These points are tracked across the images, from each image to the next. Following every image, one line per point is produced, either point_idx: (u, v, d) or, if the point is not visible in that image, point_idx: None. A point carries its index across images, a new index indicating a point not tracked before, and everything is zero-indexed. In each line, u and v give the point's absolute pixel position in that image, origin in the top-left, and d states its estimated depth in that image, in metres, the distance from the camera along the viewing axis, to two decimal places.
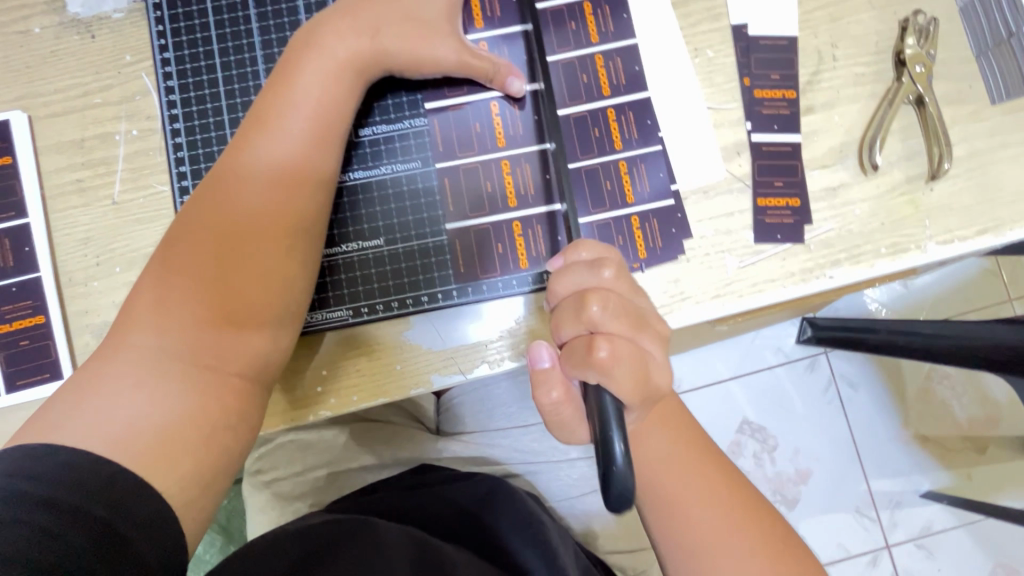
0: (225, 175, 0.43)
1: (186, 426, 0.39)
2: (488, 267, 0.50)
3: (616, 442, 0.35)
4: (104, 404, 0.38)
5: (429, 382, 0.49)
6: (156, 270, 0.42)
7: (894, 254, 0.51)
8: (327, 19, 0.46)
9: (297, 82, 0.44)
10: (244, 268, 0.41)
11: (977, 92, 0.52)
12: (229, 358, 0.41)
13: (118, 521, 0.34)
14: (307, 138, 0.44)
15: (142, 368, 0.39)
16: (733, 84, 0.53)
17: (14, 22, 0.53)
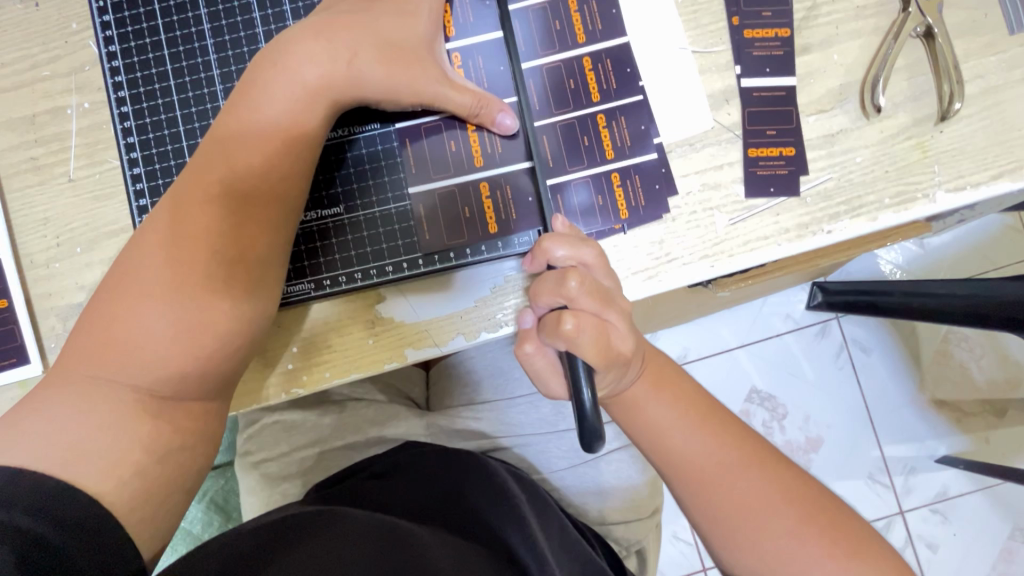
0: (179, 196, 0.41)
1: (133, 450, 0.38)
2: (456, 233, 0.47)
3: (584, 390, 0.37)
4: (52, 423, 0.37)
5: (403, 356, 0.48)
6: (112, 287, 0.40)
7: (899, 205, 0.47)
8: (300, 34, 0.42)
9: (262, 104, 0.41)
10: (193, 296, 0.39)
11: (993, 21, 0.47)
12: (186, 386, 0.40)
13: (44, 530, 0.33)
14: (270, 163, 0.41)
15: (98, 395, 0.38)
16: (721, 24, 0.48)
17: None
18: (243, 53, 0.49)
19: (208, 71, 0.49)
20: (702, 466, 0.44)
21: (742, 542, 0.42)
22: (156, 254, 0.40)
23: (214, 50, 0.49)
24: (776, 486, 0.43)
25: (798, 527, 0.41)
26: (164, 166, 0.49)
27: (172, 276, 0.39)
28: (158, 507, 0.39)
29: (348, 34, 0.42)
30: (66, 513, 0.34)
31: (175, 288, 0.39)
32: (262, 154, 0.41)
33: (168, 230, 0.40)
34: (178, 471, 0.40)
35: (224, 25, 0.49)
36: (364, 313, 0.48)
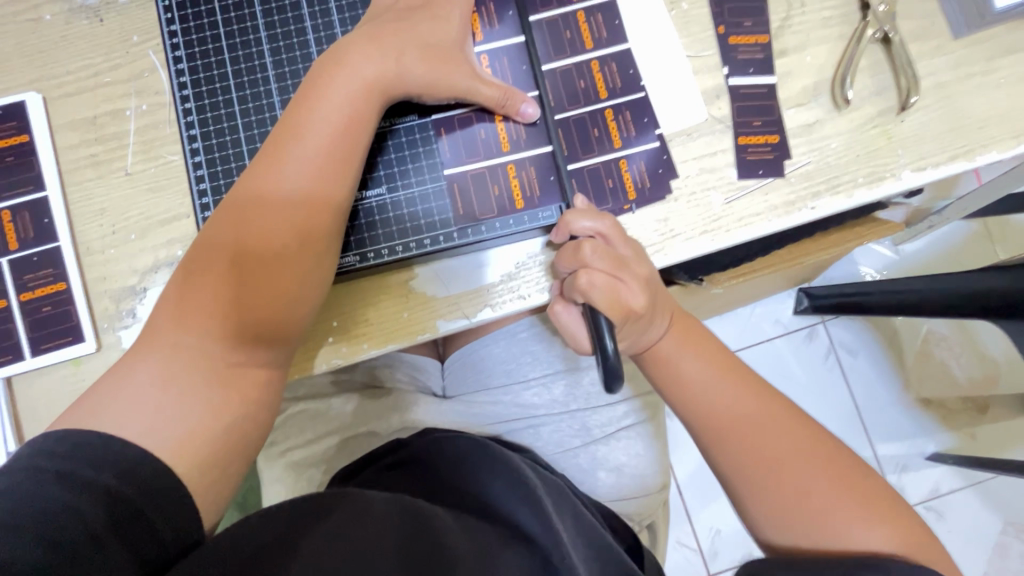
0: (254, 186, 0.45)
1: (204, 410, 0.42)
2: (486, 209, 0.52)
3: (608, 339, 0.44)
4: (139, 391, 0.41)
5: (436, 327, 0.52)
6: (192, 272, 0.45)
7: (872, 183, 0.54)
8: (356, 41, 0.47)
9: (320, 106, 0.46)
10: (266, 275, 0.44)
11: (940, 28, 0.55)
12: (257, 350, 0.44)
13: (126, 489, 0.37)
14: (329, 156, 0.46)
15: (179, 365, 0.42)
16: (709, 32, 0.55)
17: (27, 10, 0.56)
18: (296, 57, 0.55)
19: (264, 71, 0.54)
20: (726, 415, 0.49)
21: (764, 483, 0.47)
22: (232, 240, 0.44)
23: (269, 54, 0.55)
24: (797, 437, 0.48)
25: (815, 476, 0.46)
26: (223, 155, 0.54)
27: (247, 260, 0.44)
28: (218, 467, 0.42)
29: (390, 42, 0.48)
30: (142, 475, 0.38)
31: (252, 267, 0.44)
32: (322, 150, 0.46)
33: (244, 217, 0.45)
34: (238, 431, 0.43)
35: (278, 33, 0.55)
36: (401, 288, 0.53)
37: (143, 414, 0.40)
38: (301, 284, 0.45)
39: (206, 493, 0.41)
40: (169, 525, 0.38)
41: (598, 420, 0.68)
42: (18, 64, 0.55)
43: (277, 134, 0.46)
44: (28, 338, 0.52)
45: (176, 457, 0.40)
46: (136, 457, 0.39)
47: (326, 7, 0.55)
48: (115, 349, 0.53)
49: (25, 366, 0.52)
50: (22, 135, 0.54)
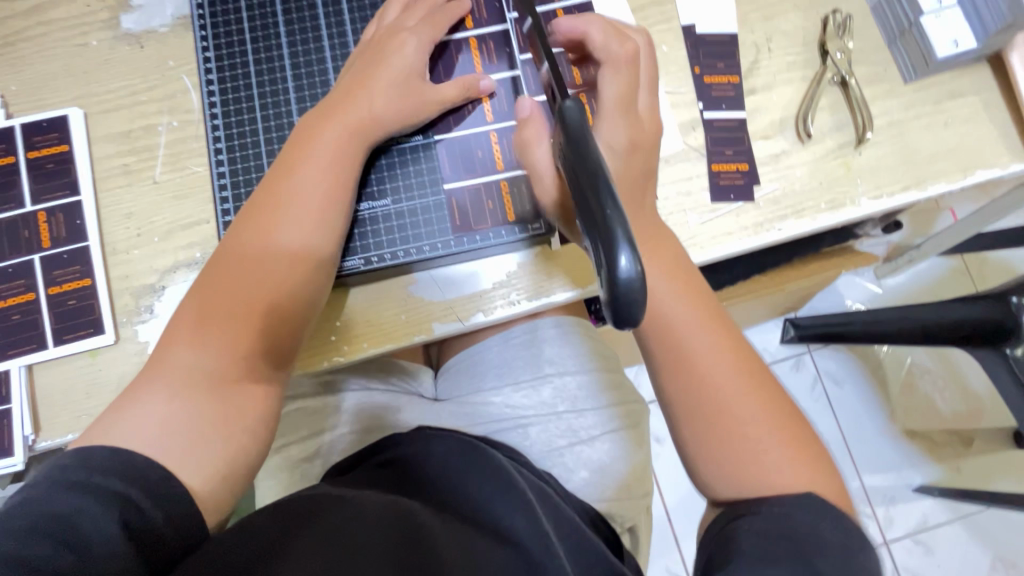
0: (253, 223, 0.51)
1: (210, 413, 0.46)
2: (481, 220, 0.57)
3: (625, 251, 0.27)
4: (145, 410, 0.45)
5: (431, 329, 0.57)
6: (196, 301, 0.49)
7: (834, 208, 0.59)
8: (345, 92, 0.54)
9: (314, 151, 0.52)
10: (263, 300, 0.49)
11: (891, 74, 0.62)
12: (251, 382, 0.49)
13: (133, 493, 0.41)
14: (317, 214, 0.51)
15: (180, 384, 0.46)
16: (686, 72, 0.62)
17: (76, 36, 0.62)
18: (315, 82, 0.61)
19: (286, 94, 0.60)
20: (706, 370, 0.48)
21: (725, 441, 0.47)
22: (232, 271, 0.50)
23: (292, 79, 0.61)
24: (770, 408, 0.48)
25: (776, 451, 0.46)
26: (245, 166, 0.59)
27: (246, 288, 0.49)
28: (223, 463, 0.46)
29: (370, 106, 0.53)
30: (149, 481, 0.42)
31: (250, 294, 0.49)
32: (310, 208, 0.51)
33: (244, 251, 0.50)
34: (245, 423, 0.48)
35: (301, 61, 0.61)
36: (398, 294, 0.58)
37: (152, 427, 0.44)
38: (289, 326, 0.51)
39: (209, 488, 0.45)
40: (175, 524, 0.42)
41: (584, 426, 0.71)
42: (63, 83, 0.61)
43: (274, 175, 0.52)
44: (52, 329, 0.56)
45: (182, 461, 0.44)
46: (143, 465, 0.42)
47: (345, 40, 0.62)
48: (132, 341, 0.57)
49: (47, 355, 0.56)
50: (61, 145, 0.59)
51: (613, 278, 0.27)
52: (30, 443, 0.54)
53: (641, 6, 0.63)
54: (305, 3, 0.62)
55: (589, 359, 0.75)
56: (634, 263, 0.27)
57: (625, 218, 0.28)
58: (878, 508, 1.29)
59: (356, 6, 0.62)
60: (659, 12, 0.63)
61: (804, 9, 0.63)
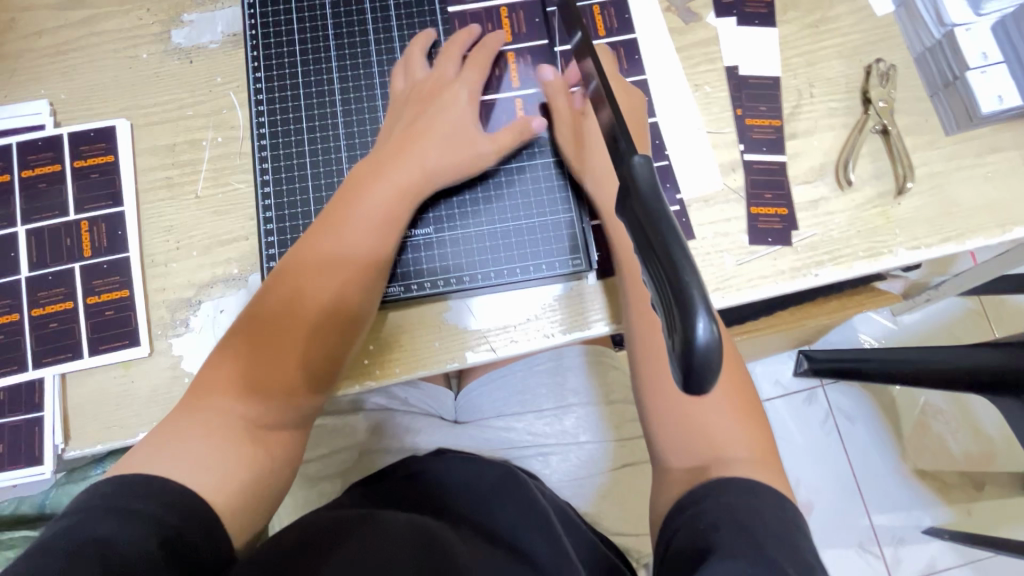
0: (325, 222, 0.53)
1: (246, 443, 0.47)
2: (521, 255, 0.58)
3: (701, 317, 0.26)
4: (186, 437, 0.46)
5: (463, 357, 0.57)
6: (266, 295, 0.51)
7: (871, 257, 0.59)
8: (419, 108, 0.57)
9: (384, 158, 0.54)
10: (319, 297, 0.50)
11: (933, 125, 0.62)
12: (279, 416, 0.49)
13: (172, 518, 0.41)
14: (367, 245, 0.52)
15: (227, 401, 0.48)
16: (728, 114, 0.62)
17: (126, 49, 0.63)
18: (363, 107, 0.61)
19: (334, 119, 0.61)
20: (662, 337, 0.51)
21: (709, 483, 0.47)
22: (298, 266, 0.51)
23: (340, 104, 0.61)
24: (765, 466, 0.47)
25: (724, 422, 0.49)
26: (290, 188, 0.59)
27: (306, 286, 0.51)
28: (254, 491, 0.47)
29: (421, 144, 0.54)
30: (186, 508, 0.42)
31: (312, 293, 0.50)
32: (373, 221, 0.52)
33: (311, 248, 0.52)
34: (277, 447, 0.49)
35: (351, 87, 0.61)
36: (432, 320, 0.58)
37: (188, 457, 0.45)
38: (329, 356, 0.51)
39: (240, 513, 0.45)
40: (210, 545, 0.42)
41: (603, 456, 0.71)
42: (112, 94, 0.62)
43: (348, 182, 0.54)
44: (86, 339, 0.56)
45: (216, 493, 0.44)
46: (177, 493, 0.43)
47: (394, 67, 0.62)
48: (166, 354, 0.57)
49: (82, 364, 0.56)
50: (107, 155, 0.60)
51: (690, 345, 0.26)
52: (60, 451, 0.55)
53: (685, 46, 0.63)
54: (356, 27, 0.63)
55: (613, 390, 0.74)
56: (710, 326, 0.27)
57: (702, 285, 0.27)
58: (887, 548, 1.28)
59: (406, 33, 0.63)
60: (703, 53, 0.63)
61: (848, 56, 0.63)
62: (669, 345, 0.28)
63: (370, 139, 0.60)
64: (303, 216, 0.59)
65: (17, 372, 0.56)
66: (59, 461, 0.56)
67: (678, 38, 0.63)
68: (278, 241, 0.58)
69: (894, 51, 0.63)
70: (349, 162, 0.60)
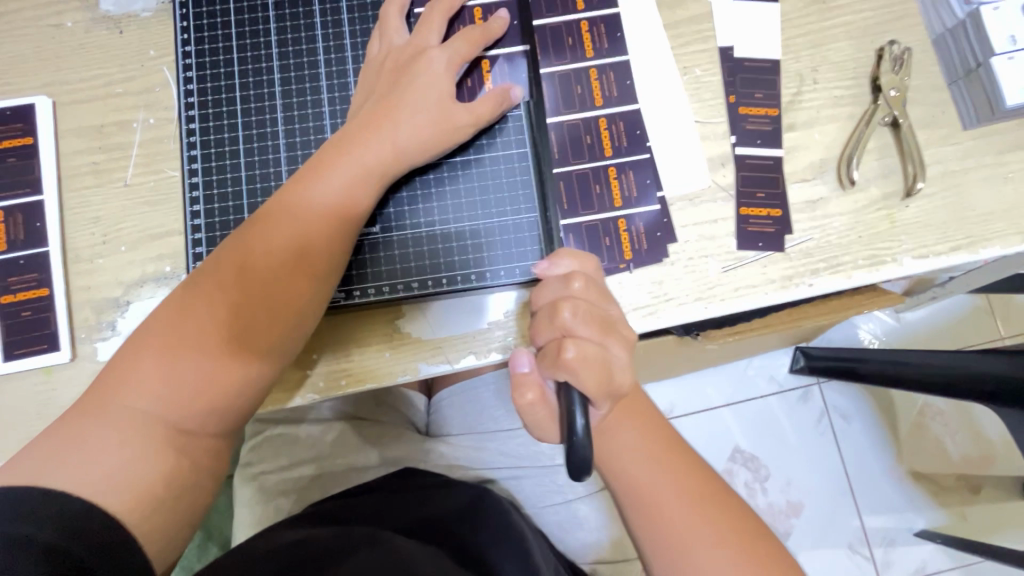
0: (299, 177, 0.47)
1: (167, 452, 0.41)
2: (483, 260, 0.52)
3: (578, 414, 0.39)
4: (97, 449, 0.40)
5: (417, 370, 0.52)
6: (225, 252, 0.45)
7: (872, 266, 0.53)
8: (409, 59, 0.50)
9: (369, 112, 0.48)
10: (277, 264, 0.45)
11: (949, 118, 0.55)
12: (204, 420, 0.43)
13: (74, 548, 0.37)
14: (320, 228, 0.46)
15: (161, 381, 0.41)
16: (720, 100, 0.56)
17: (49, 16, 0.57)
18: (305, 88, 0.54)
19: (272, 99, 0.54)
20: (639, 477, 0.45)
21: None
22: (262, 224, 0.45)
23: (279, 83, 0.54)
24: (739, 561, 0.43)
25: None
26: (221, 178, 0.53)
27: (267, 247, 0.45)
28: (176, 514, 0.41)
29: (394, 113, 0.48)
30: (92, 531, 0.38)
31: (271, 259, 0.45)
32: (343, 184, 0.47)
33: (280, 204, 0.46)
34: (203, 455, 0.43)
35: (291, 63, 0.55)
36: (384, 329, 0.52)
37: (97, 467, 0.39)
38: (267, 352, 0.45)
39: (159, 532, 0.41)
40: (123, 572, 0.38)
41: None
42: (32, 67, 0.56)
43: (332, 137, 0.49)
44: (3, 341, 0.52)
45: (128, 512, 0.39)
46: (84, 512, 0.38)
47: (340, 40, 0.55)
48: (90, 360, 0.52)
49: None
50: (27, 138, 0.54)
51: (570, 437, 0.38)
52: None
53: (674, 22, 0.56)
54: None
55: None
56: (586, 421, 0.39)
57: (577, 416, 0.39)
58: (877, 551, 1.24)
59: (356, 3, 0.56)
60: (694, 31, 0.56)
61: (857, 37, 0.56)
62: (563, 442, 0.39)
63: (311, 124, 0.54)
64: (234, 212, 0.53)
65: None
66: None
67: (666, 13, 0.56)
68: (206, 237, 0.52)
69: (909, 32, 0.56)
70: (287, 150, 0.54)
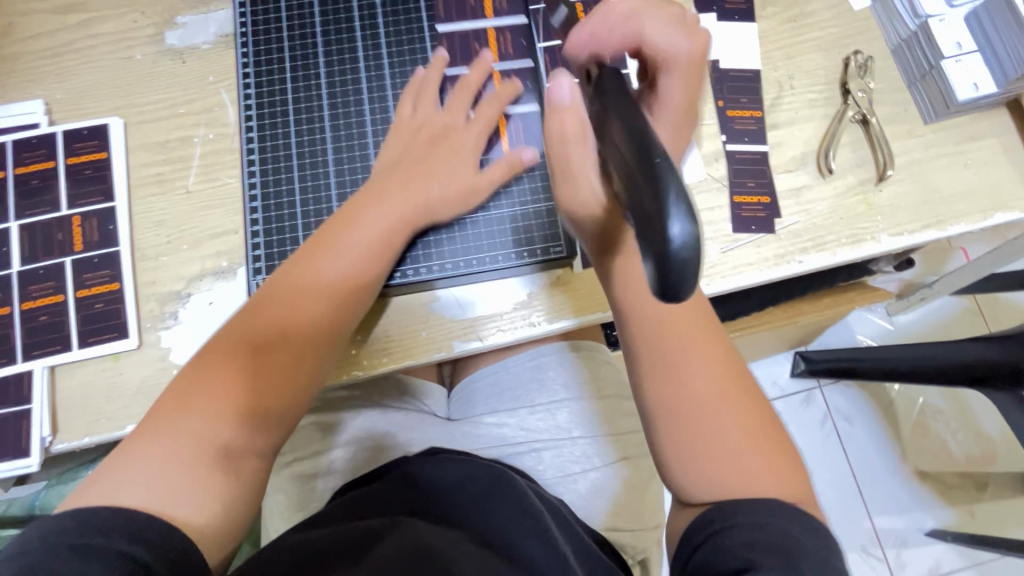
0: (330, 230, 0.53)
1: (218, 471, 0.44)
2: (506, 241, 0.58)
3: (674, 223, 0.28)
4: (154, 470, 0.43)
5: (451, 347, 0.57)
6: (259, 301, 0.50)
7: (854, 243, 0.60)
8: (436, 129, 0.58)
9: (399, 172, 0.56)
10: (310, 309, 0.50)
11: (912, 114, 0.63)
12: (258, 429, 0.47)
13: (140, 552, 0.39)
14: (358, 263, 0.52)
15: (214, 408, 0.46)
16: (710, 105, 0.63)
17: (121, 50, 0.65)
18: (349, 101, 0.62)
19: (321, 110, 0.62)
20: (675, 356, 0.48)
21: (708, 452, 0.47)
22: (297, 276, 0.51)
23: (327, 97, 0.62)
24: (749, 433, 0.47)
25: (748, 445, 0.47)
26: (276, 179, 0.60)
27: (299, 298, 0.50)
28: (230, 518, 0.45)
29: (420, 176, 0.55)
30: (156, 537, 0.40)
31: (304, 307, 0.50)
32: (370, 237, 0.53)
33: (312, 257, 0.52)
34: (248, 472, 0.47)
35: (337, 80, 0.63)
36: (421, 311, 0.58)
37: (159, 482, 0.43)
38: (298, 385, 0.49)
39: (217, 531, 0.44)
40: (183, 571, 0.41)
41: (597, 451, 0.70)
42: (105, 93, 0.64)
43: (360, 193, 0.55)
44: (76, 331, 0.57)
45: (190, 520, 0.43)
46: (143, 519, 0.41)
47: (380, 60, 0.63)
48: (155, 347, 0.57)
49: (71, 357, 0.56)
50: (100, 153, 0.61)
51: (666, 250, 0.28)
52: (47, 444, 0.54)
53: None
54: (343, 25, 0.64)
55: (605, 384, 0.74)
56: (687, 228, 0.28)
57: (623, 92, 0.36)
58: (889, 550, 1.26)
59: (392, 28, 0.64)
60: None
61: (826, 49, 0.65)
62: (644, 254, 0.30)
63: (355, 131, 0.61)
64: (288, 208, 0.59)
65: (5, 365, 0.56)
66: (47, 455, 0.56)
67: None
68: (262, 230, 0.59)
69: (871, 43, 0.65)
70: (334, 153, 0.61)
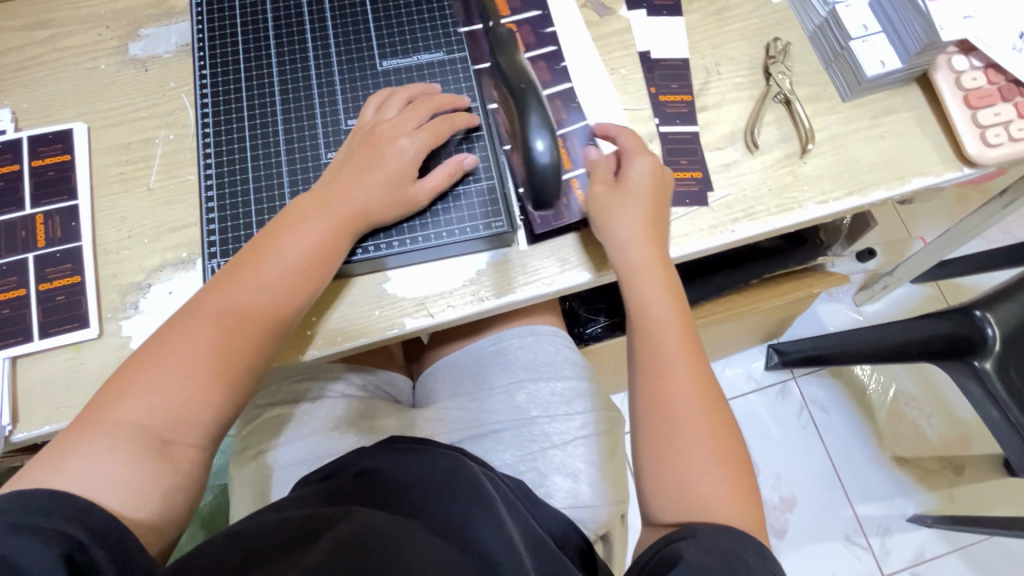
0: (273, 237, 0.55)
1: (153, 462, 0.46)
2: (452, 220, 0.61)
3: (538, 143, 0.53)
4: (94, 459, 0.45)
5: (403, 323, 0.60)
6: (202, 305, 0.52)
7: (783, 212, 0.63)
8: (382, 134, 0.60)
9: (339, 180, 0.58)
10: (249, 314, 0.52)
11: (830, 93, 0.67)
12: (197, 420, 0.49)
13: (76, 531, 0.41)
14: (297, 270, 0.54)
15: (154, 404, 0.48)
16: (643, 92, 0.68)
17: (86, 61, 0.68)
18: (300, 97, 0.66)
19: (273, 106, 0.65)
20: (666, 356, 0.56)
21: (673, 456, 0.53)
22: (239, 282, 0.53)
23: (279, 94, 0.66)
24: (714, 445, 0.53)
25: (709, 458, 0.53)
26: (231, 170, 0.63)
27: (240, 304, 0.52)
28: (165, 507, 0.47)
29: (359, 184, 0.57)
30: (95, 524, 0.42)
31: (244, 312, 0.52)
32: (306, 246, 0.55)
33: (253, 264, 0.54)
34: (185, 465, 0.48)
35: (288, 78, 0.66)
36: (373, 291, 0.61)
37: (98, 473, 0.45)
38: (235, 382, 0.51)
39: (150, 520, 0.46)
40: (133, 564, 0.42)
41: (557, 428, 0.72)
42: (70, 101, 0.67)
43: (305, 201, 0.57)
44: (38, 323, 0.58)
45: (125, 509, 0.45)
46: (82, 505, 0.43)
47: (328, 59, 0.67)
48: (115, 336, 0.59)
49: (33, 348, 0.58)
50: (65, 155, 0.64)
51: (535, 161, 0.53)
52: (7, 433, 0.56)
53: (601, 35, 0.70)
54: (295, 30, 0.68)
55: (563, 365, 0.76)
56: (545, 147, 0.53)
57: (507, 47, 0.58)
58: (872, 538, 1.26)
59: (340, 30, 0.68)
60: (617, 41, 0.70)
61: (748, 38, 0.70)
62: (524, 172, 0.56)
63: (306, 123, 0.65)
64: (242, 198, 0.62)
65: None
66: (7, 445, 0.57)
67: (594, 29, 0.70)
68: (218, 219, 0.62)
69: (789, 31, 0.70)
70: (286, 144, 0.64)
